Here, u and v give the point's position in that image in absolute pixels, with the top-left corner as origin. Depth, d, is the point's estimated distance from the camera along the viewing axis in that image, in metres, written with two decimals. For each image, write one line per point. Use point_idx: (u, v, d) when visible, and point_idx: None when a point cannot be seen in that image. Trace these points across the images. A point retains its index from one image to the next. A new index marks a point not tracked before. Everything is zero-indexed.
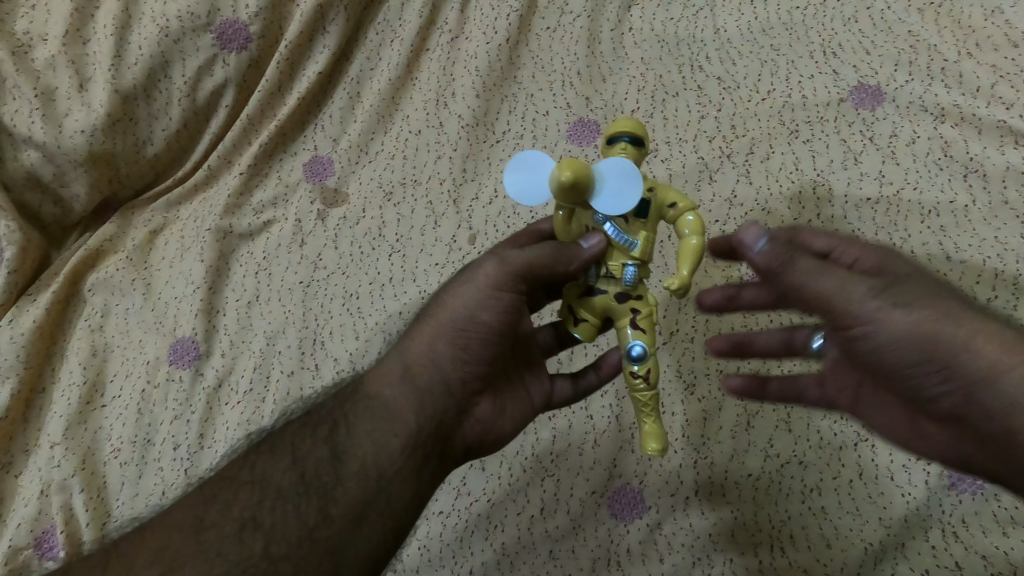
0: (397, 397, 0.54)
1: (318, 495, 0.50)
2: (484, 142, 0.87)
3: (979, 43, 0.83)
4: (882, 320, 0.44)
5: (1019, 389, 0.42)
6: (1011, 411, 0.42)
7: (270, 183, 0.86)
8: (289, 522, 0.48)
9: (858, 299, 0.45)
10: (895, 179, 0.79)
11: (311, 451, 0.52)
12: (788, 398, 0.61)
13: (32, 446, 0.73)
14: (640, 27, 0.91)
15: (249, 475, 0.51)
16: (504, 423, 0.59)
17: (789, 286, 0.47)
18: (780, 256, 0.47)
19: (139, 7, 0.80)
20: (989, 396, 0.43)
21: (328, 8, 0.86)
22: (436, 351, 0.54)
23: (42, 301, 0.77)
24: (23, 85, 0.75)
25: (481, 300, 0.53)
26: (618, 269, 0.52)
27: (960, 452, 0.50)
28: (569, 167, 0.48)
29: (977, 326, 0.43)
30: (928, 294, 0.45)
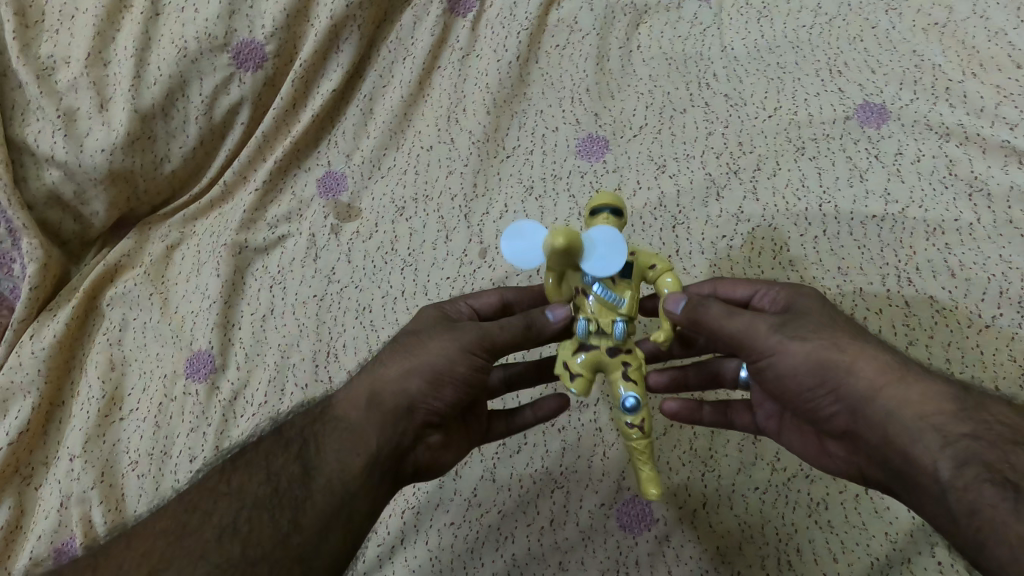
0: (364, 421, 0.54)
1: (289, 501, 0.51)
2: (495, 158, 0.88)
3: (983, 62, 0.85)
4: (782, 351, 0.51)
5: (891, 404, 0.49)
6: (887, 424, 0.49)
7: (284, 198, 0.88)
8: (264, 532, 0.49)
9: (761, 333, 0.52)
10: (900, 196, 0.80)
11: (283, 466, 0.53)
12: (718, 422, 0.66)
13: (52, 458, 0.74)
14: (648, 44, 0.92)
15: (224, 488, 0.52)
16: (448, 455, 0.61)
17: (703, 326, 0.53)
18: (695, 303, 0.53)
19: (158, 29, 0.82)
20: (869, 410, 0.49)
21: (342, 27, 0.87)
22: (410, 382, 0.55)
23: (61, 316, 0.79)
24: (47, 106, 0.77)
25: (463, 357, 0.55)
26: (608, 324, 0.55)
27: (859, 471, 0.56)
28: (560, 234, 0.50)
29: (856, 350, 0.50)
30: (818, 327, 0.52)
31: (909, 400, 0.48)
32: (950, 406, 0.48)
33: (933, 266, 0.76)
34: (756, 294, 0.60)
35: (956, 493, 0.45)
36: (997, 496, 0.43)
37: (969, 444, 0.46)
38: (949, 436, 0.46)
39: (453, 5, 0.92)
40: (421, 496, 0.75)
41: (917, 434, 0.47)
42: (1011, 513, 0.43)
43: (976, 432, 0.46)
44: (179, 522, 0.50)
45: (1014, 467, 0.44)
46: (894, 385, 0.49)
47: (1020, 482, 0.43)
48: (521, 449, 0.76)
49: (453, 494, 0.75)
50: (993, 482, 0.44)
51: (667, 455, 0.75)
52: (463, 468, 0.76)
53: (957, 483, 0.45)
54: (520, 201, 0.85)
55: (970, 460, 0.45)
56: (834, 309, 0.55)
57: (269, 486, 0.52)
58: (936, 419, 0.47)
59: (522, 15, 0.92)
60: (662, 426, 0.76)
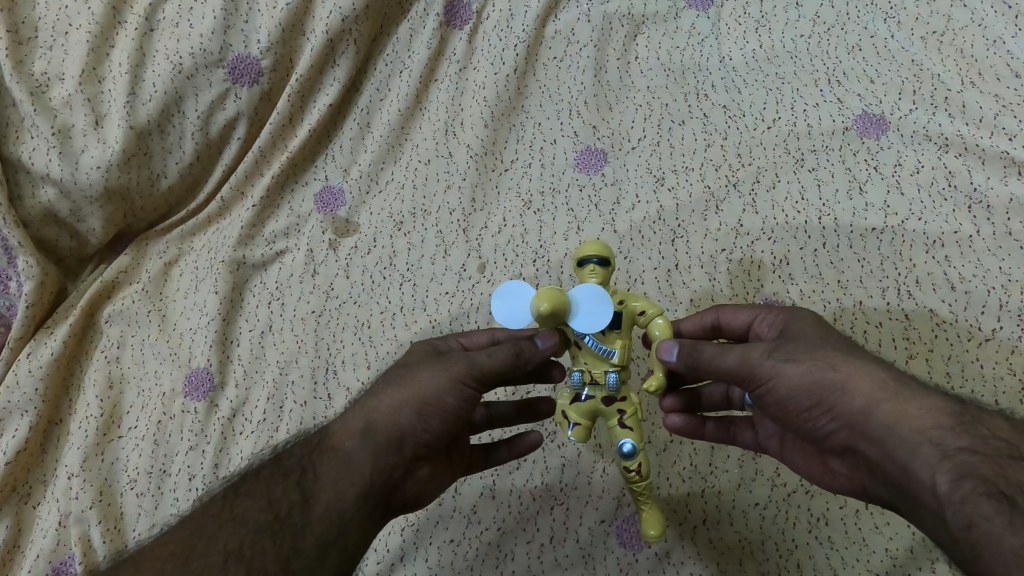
0: (359, 451, 0.54)
1: (290, 529, 0.50)
2: (493, 171, 0.88)
3: (982, 72, 0.84)
4: (777, 375, 0.51)
5: (887, 419, 0.47)
6: (887, 437, 0.47)
7: (282, 213, 0.88)
8: (268, 557, 0.48)
9: (755, 360, 0.52)
10: (900, 208, 0.80)
11: (285, 493, 0.51)
12: (722, 437, 0.66)
13: (50, 477, 0.74)
14: (645, 56, 0.92)
15: (228, 513, 0.51)
16: (434, 485, 0.61)
17: (704, 368, 0.54)
18: (688, 349, 0.55)
19: (152, 45, 0.81)
20: (866, 427, 0.49)
21: (338, 41, 0.86)
22: (401, 414, 0.55)
23: (58, 333, 0.78)
24: (41, 124, 0.76)
25: (451, 387, 0.55)
26: (600, 375, 0.59)
27: (862, 487, 0.55)
28: (547, 298, 0.52)
29: (850, 368, 0.50)
30: (812, 348, 0.52)
31: (905, 414, 0.47)
32: (946, 420, 0.46)
33: (933, 280, 0.76)
34: (757, 319, 0.60)
35: (952, 507, 0.43)
36: (994, 509, 0.41)
37: (967, 457, 0.44)
38: (946, 448, 0.45)
39: (450, 17, 0.92)
40: (419, 513, 0.74)
41: (914, 448, 0.46)
42: (1008, 528, 0.41)
43: (974, 446, 0.44)
44: (184, 547, 0.48)
45: (1009, 480, 0.42)
46: (888, 400, 0.48)
47: (1017, 495, 0.41)
48: (520, 466, 0.76)
49: (452, 511, 0.74)
50: (989, 495, 0.42)
51: (666, 471, 0.74)
52: (462, 485, 0.75)
53: (953, 497, 0.43)
54: (518, 215, 0.85)
55: (967, 473, 0.43)
56: (830, 330, 0.55)
57: (270, 513, 0.50)
58: (933, 432, 0.46)
59: (519, 27, 0.91)
60: (662, 442, 0.75)
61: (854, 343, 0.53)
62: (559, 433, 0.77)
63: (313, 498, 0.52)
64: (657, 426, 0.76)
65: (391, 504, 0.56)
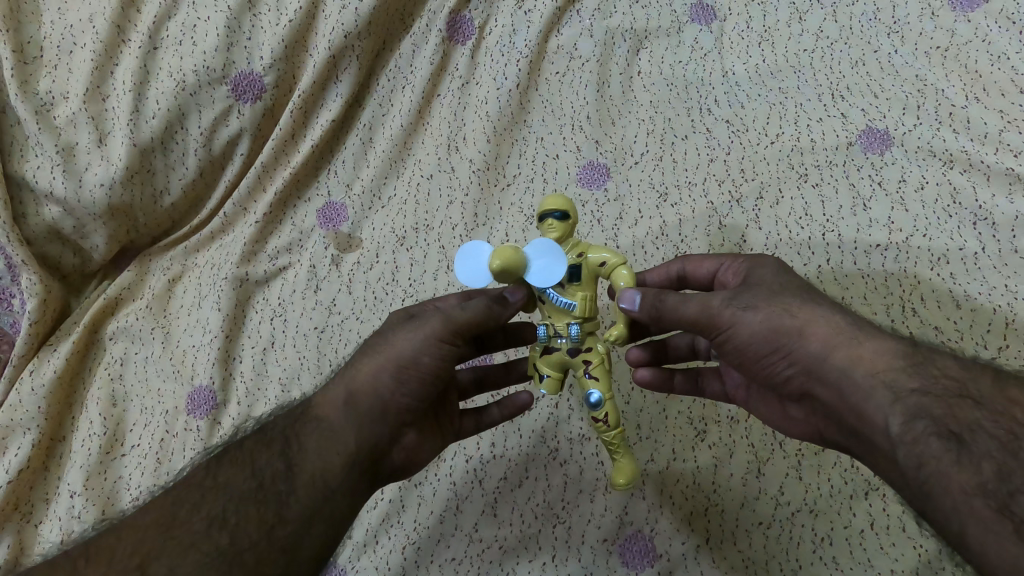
0: (342, 423, 0.55)
1: (274, 497, 0.52)
2: (495, 186, 0.88)
3: (986, 87, 0.84)
4: (736, 324, 0.53)
5: (843, 363, 0.50)
6: (842, 380, 0.50)
7: (284, 229, 0.88)
8: (251, 525, 0.51)
9: (717, 308, 0.53)
10: (904, 225, 0.79)
11: (268, 462, 0.54)
12: (689, 387, 0.67)
13: (52, 494, 0.74)
14: (648, 70, 0.91)
15: (212, 482, 0.53)
16: (424, 453, 0.62)
17: (666, 318, 0.55)
18: (652, 297, 0.55)
19: (156, 62, 0.81)
20: (823, 370, 0.51)
21: (341, 57, 0.87)
22: (379, 380, 0.56)
23: (62, 351, 0.79)
24: (45, 142, 0.77)
25: (428, 346, 0.56)
26: (564, 327, 0.59)
27: (819, 431, 0.58)
28: (499, 256, 0.55)
29: (807, 315, 0.52)
30: (770, 295, 0.54)
31: (860, 357, 0.49)
32: (899, 362, 0.49)
33: (938, 297, 0.75)
34: (720, 268, 0.62)
35: (904, 447, 0.46)
36: (942, 448, 0.44)
37: (919, 399, 0.46)
38: (899, 391, 0.47)
39: (452, 33, 0.92)
40: (421, 531, 0.74)
41: (870, 391, 0.48)
42: (954, 465, 0.44)
43: (925, 386, 0.47)
44: (168, 518, 0.51)
45: (959, 419, 0.45)
46: (844, 344, 0.50)
47: (964, 432, 0.44)
48: (522, 484, 0.75)
49: (454, 529, 0.74)
50: (938, 434, 0.45)
51: (669, 490, 0.74)
52: (464, 503, 0.75)
53: (906, 437, 0.46)
54: (521, 230, 0.85)
55: (918, 414, 0.46)
56: (788, 277, 0.56)
57: (255, 482, 0.53)
58: (886, 375, 0.48)
59: (522, 42, 0.91)
60: (664, 459, 0.75)
61: (813, 288, 0.55)
62: (561, 450, 0.77)
63: (297, 466, 0.54)
64: (659, 443, 0.76)
65: (378, 473, 0.58)
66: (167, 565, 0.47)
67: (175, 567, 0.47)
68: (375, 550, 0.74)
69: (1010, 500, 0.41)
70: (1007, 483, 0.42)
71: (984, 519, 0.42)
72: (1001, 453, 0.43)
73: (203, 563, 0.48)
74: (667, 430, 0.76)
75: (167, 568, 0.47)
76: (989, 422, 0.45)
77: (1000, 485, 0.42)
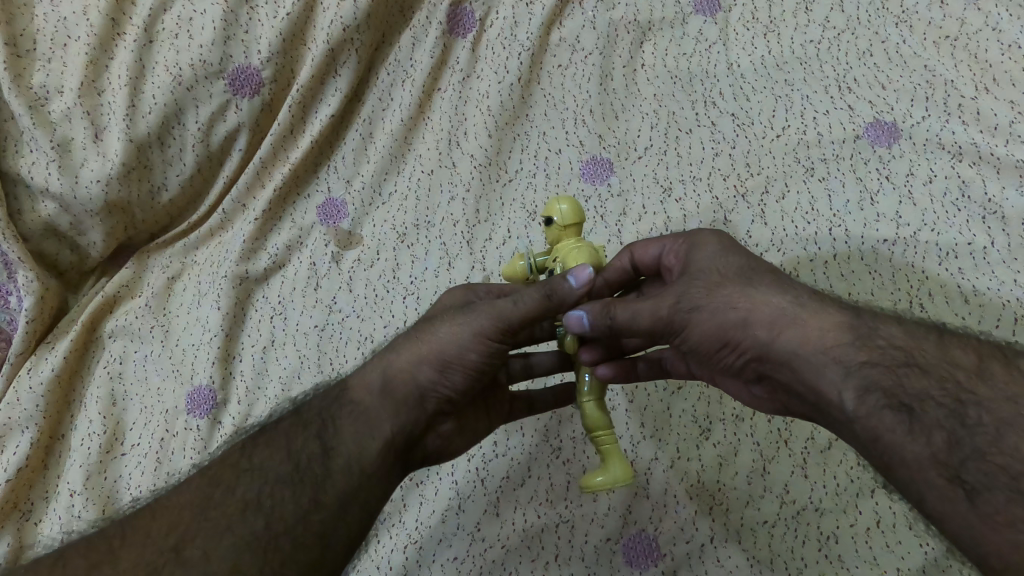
0: (377, 409, 0.56)
1: (311, 480, 0.52)
2: (496, 182, 0.86)
3: (996, 78, 0.82)
4: (688, 325, 0.52)
5: (792, 345, 0.49)
6: (794, 362, 0.49)
7: (284, 226, 0.87)
8: (287, 506, 0.51)
9: (666, 312, 0.52)
10: (912, 219, 0.78)
11: (305, 445, 0.54)
12: (655, 373, 0.66)
13: (52, 493, 0.73)
14: (652, 63, 0.90)
15: (246, 465, 0.53)
16: (459, 441, 0.64)
17: (620, 330, 0.54)
18: (600, 313, 0.53)
19: (152, 56, 0.80)
20: (774, 354, 0.50)
21: (340, 51, 0.85)
22: (419, 372, 0.56)
23: (60, 348, 0.78)
24: (40, 137, 0.76)
25: (473, 344, 0.56)
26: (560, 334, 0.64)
27: (780, 406, 0.57)
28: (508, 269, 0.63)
29: (752, 303, 0.50)
30: (713, 288, 0.52)
31: (809, 336, 0.48)
32: (846, 337, 0.48)
33: (946, 292, 0.73)
34: (665, 249, 0.59)
35: (860, 421, 0.46)
36: (895, 420, 0.45)
37: (867, 371, 0.46)
38: (849, 366, 0.47)
39: (453, 26, 0.90)
40: (423, 530, 0.73)
41: (821, 370, 0.48)
42: (907, 435, 0.44)
43: (872, 358, 0.46)
44: (203, 495, 0.51)
45: (908, 388, 0.45)
46: (792, 326, 0.49)
47: (914, 403, 0.45)
48: (525, 483, 0.75)
49: (456, 529, 0.73)
50: (891, 407, 0.45)
51: (673, 488, 0.73)
52: (466, 502, 0.74)
53: (860, 412, 0.46)
54: (523, 226, 0.84)
55: (869, 387, 0.46)
56: (729, 257, 0.54)
57: (290, 466, 0.53)
58: (835, 350, 0.47)
59: (524, 35, 0.90)
60: (669, 457, 0.74)
61: (754, 265, 0.53)
62: (564, 448, 0.76)
63: (333, 449, 0.54)
64: (664, 442, 0.75)
65: (409, 457, 0.60)
66: (203, 548, 0.48)
67: (212, 552, 0.48)
68: (376, 550, 0.73)
69: (961, 467, 0.43)
70: (957, 452, 0.43)
71: (939, 487, 0.43)
72: (951, 421, 0.44)
73: (237, 546, 0.48)
74: (672, 428, 0.75)
75: (203, 553, 0.48)
76: (937, 390, 0.45)
77: (950, 453, 0.43)
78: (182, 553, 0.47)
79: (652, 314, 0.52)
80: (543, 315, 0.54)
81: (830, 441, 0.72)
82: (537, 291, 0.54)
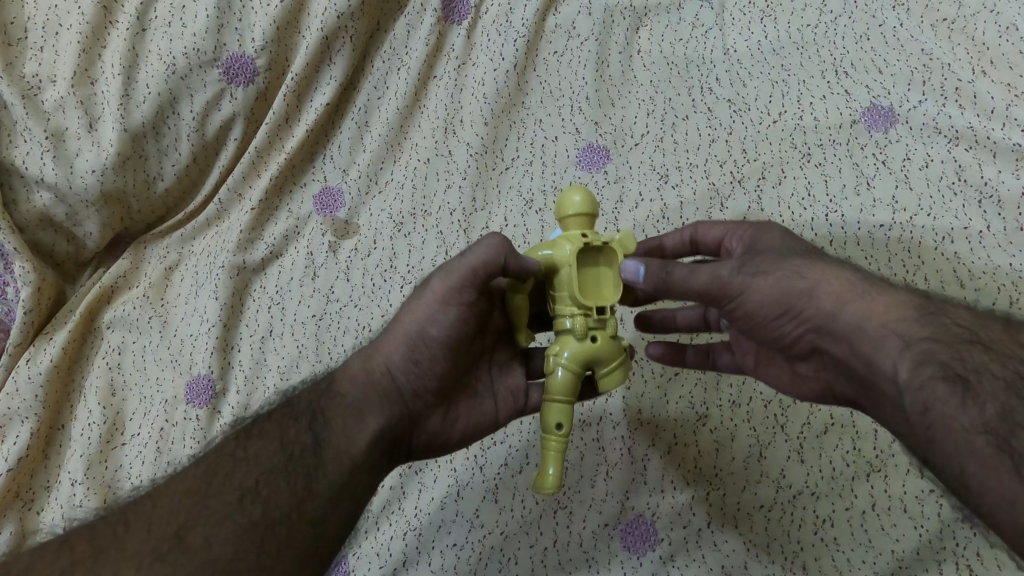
0: (362, 399, 0.58)
1: (302, 469, 0.53)
2: (493, 170, 0.86)
3: (994, 60, 0.82)
4: (747, 291, 0.52)
5: (854, 318, 0.50)
6: (854, 334, 0.50)
7: (281, 216, 0.86)
8: (282, 494, 0.51)
9: (726, 277, 0.53)
10: (909, 204, 0.78)
11: (297, 435, 0.55)
12: (703, 363, 0.68)
13: (53, 482, 0.74)
14: (648, 49, 0.90)
15: (243, 454, 0.53)
16: (459, 431, 0.63)
17: (672, 288, 0.54)
18: (659, 268, 0.54)
19: (145, 44, 0.80)
20: (833, 326, 0.51)
21: (334, 39, 0.85)
22: (392, 360, 0.59)
23: (58, 339, 0.78)
24: (34, 127, 0.75)
25: (429, 311, 0.58)
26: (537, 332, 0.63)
27: (829, 387, 0.58)
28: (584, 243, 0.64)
29: (817, 274, 0.52)
30: (778, 259, 0.53)
31: (872, 309, 0.50)
32: (910, 312, 0.49)
33: (942, 277, 0.74)
34: (728, 235, 0.62)
35: (912, 392, 0.47)
36: (948, 391, 0.46)
37: (928, 345, 0.47)
38: (909, 338, 0.48)
39: (448, 13, 0.90)
40: (422, 517, 0.74)
41: (880, 342, 0.49)
42: (959, 407, 0.45)
43: (933, 334, 0.48)
44: (200, 484, 0.51)
45: (965, 361, 0.47)
46: (856, 300, 0.50)
47: (971, 375, 0.46)
48: (523, 470, 0.75)
49: (454, 516, 0.74)
50: (945, 378, 0.46)
51: (670, 473, 0.73)
52: (465, 489, 0.75)
53: (913, 383, 0.47)
54: (520, 215, 0.84)
55: (927, 359, 0.47)
56: (795, 242, 0.57)
57: (282, 455, 0.53)
58: (898, 324, 0.49)
59: (519, 22, 0.90)
60: (666, 443, 0.74)
61: (819, 250, 0.56)
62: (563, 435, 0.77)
63: (322, 439, 0.55)
64: (662, 428, 0.75)
65: (397, 451, 0.60)
66: (205, 535, 0.47)
67: (212, 539, 0.47)
68: (376, 536, 0.74)
69: (1009, 438, 0.44)
70: (1007, 422, 0.44)
71: (984, 457, 0.44)
72: (1005, 394, 0.45)
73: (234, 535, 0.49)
74: (669, 415, 0.75)
75: (204, 539, 0.47)
76: (996, 364, 0.46)
77: (1002, 423, 0.44)
78: (185, 540, 0.47)
79: (710, 274, 0.53)
80: (489, 265, 0.56)
81: (826, 426, 0.72)
82: (480, 241, 0.57)
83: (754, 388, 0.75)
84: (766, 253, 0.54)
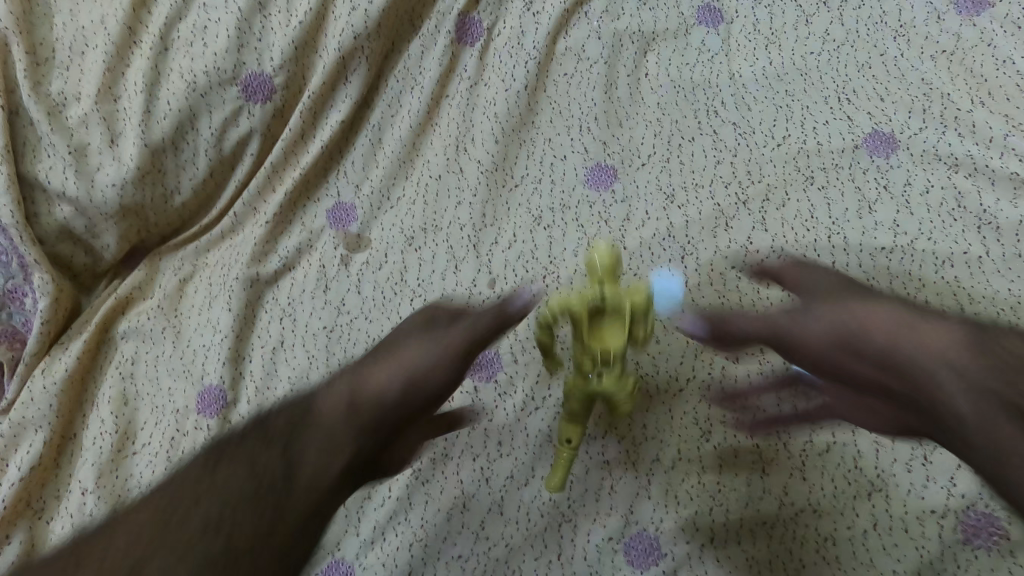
0: (346, 427, 0.55)
1: (270, 499, 0.49)
2: (503, 187, 0.88)
3: (992, 92, 0.84)
4: (802, 334, 0.57)
5: (906, 351, 0.52)
6: (907, 368, 0.52)
7: (294, 230, 0.88)
8: (247, 522, 0.48)
9: (781, 323, 0.59)
10: (908, 227, 0.80)
11: (268, 461, 0.52)
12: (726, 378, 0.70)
13: (64, 492, 0.75)
14: (656, 72, 0.92)
15: (210, 481, 0.51)
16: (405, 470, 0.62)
17: (727, 336, 0.62)
18: (711, 323, 0.63)
19: (167, 63, 0.82)
20: (886, 362, 0.54)
21: (350, 58, 0.87)
22: (385, 391, 0.57)
23: (72, 349, 0.80)
24: (58, 142, 0.78)
25: (445, 356, 0.59)
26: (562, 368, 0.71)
27: (893, 423, 0.59)
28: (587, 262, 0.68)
29: (865, 314, 0.55)
30: (826, 300, 0.58)
31: (923, 342, 0.52)
32: (963, 346, 0.51)
33: (941, 300, 0.75)
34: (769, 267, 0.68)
35: (973, 424, 0.48)
36: (1009, 424, 0.47)
37: (982, 377, 0.49)
38: (963, 371, 0.50)
39: (462, 34, 0.93)
40: (428, 528, 0.75)
41: (933, 374, 0.51)
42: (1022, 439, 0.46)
43: (989, 365, 0.49)
44: (165, 510, 0.48)
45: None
46: (906, 335, 0.53)
47: None
48: (529, 483, 0.76)
49: (460, 527, 0.75)
50: (1004, 409, 0.47)
51: (674, 489, 0.74)
52: (471, 501, 0.76)
53: (972, 415, 0.48)
54: (528, 231, 0.85)
55: (982, 391, 0.48)
56: (842, 279, 0.61)
57: (253, 482, 0.50)
58: (950, 357, 0.51)
59: (531, 45, 0.92)
60: (671, 458, 0.75)
61: (865, 288, 0.59)
62: None
63: (297, 466, 0.52)
64: (666, 443, 0.76)
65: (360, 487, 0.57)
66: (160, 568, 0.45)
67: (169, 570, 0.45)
68: (383, 547, 0.75)
69: None
70: None
71: None
72: None
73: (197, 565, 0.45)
74: (673, 430, 0.77)
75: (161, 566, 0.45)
76: None
77: None
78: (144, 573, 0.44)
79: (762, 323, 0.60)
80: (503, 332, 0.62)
81: (828, 445, 0.74)
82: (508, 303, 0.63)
83: (757, 405, 0.76)
84: (814, 295, 0.59)
